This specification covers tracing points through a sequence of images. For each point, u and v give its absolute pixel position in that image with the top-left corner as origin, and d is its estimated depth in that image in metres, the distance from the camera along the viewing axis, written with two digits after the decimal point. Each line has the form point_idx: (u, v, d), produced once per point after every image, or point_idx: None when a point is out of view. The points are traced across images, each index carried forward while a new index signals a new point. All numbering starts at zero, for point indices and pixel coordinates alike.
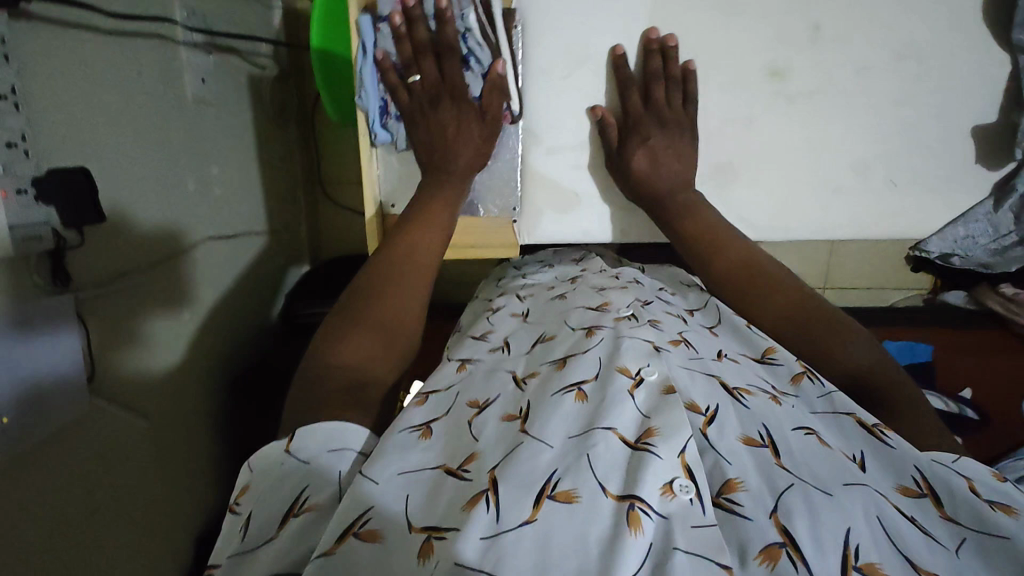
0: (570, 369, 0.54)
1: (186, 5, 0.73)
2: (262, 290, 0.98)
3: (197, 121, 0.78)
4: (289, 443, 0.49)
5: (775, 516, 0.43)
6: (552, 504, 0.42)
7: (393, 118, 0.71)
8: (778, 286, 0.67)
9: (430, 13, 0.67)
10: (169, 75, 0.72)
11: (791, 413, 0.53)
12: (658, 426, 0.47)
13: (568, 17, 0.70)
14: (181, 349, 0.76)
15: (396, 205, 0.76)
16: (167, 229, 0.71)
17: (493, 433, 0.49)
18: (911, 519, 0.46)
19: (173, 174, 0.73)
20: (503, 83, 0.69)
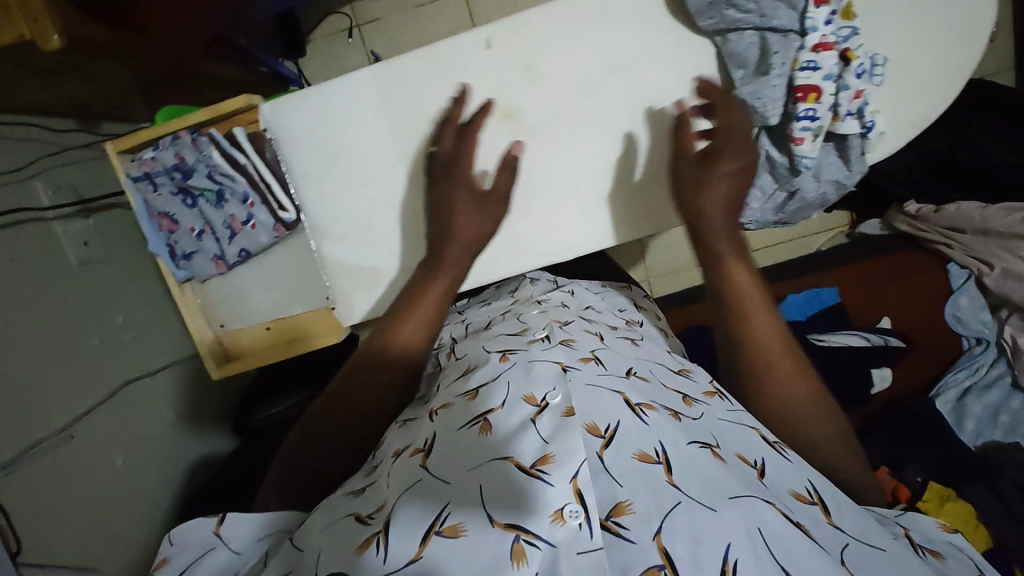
0: (481, 399, 0.54)
1: (50, 185, 0.91)
2: (207, 413, 1.17)
3: (85, 279, 0.95)
4: (218, 526, 0.54)
5: (659, 538, 0.44)
6: (438, 539, 0.45)
7: (182, 257, 0.78)
8: (789, 378, 0.61)
9: (175, 162, 0.73)
10: (48, 251, 0.89)
11: (689, 429, 0.53)
12: (553, 452, 0.47)
13: (312, 113, 0.73)
14: (126, 473, 0.94)
15: (224, 323, 0.83)
16: (86, 392, 0.90)
17: (400, 471, 0.51)
18: (798, 526, 0.48)
19: (74, 337, 0.90)
20: (271, 202, 0.75)
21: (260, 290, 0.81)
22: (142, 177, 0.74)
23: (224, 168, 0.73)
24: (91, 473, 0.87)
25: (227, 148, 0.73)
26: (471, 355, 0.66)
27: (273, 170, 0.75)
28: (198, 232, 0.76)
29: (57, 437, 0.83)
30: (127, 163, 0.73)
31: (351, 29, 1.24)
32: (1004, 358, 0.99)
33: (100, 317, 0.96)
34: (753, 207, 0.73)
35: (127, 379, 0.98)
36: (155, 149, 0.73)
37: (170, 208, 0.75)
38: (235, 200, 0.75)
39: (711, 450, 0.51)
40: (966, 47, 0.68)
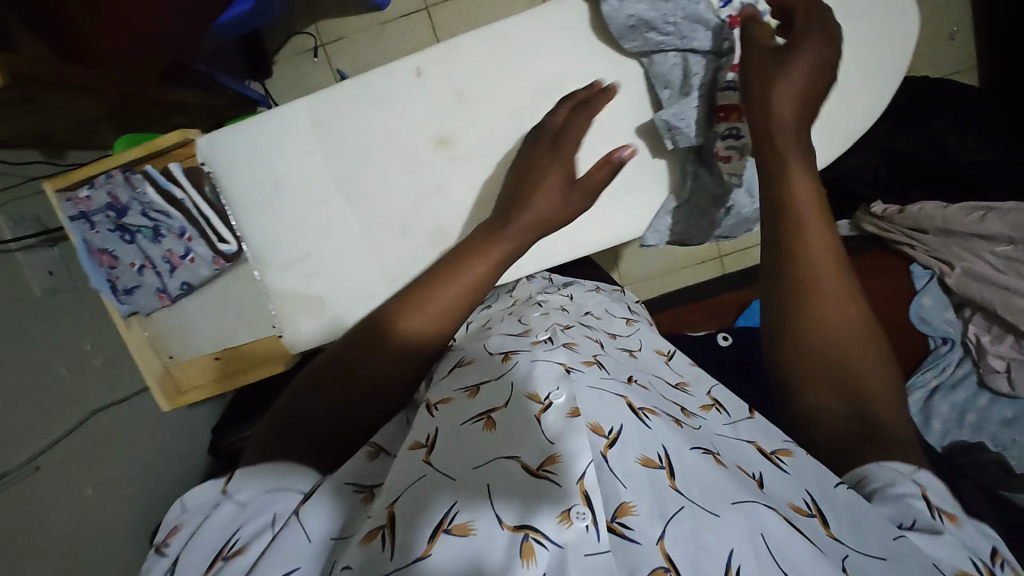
0: (482, 397, 0.51)
1: (12, 218, 0.92)
2: (184, 436, 1.17)
3: (52, 308, 0.95)
4: (227, 484, 0.50)
5: (662, 543, 0.40)
6: (448, 539, 0.40)
7: (124, 293, 0.79)
8: (839, 302, 0.58)
9: (107, 202, 0.76)
10: (13, 283, 0.90)
11: (691, 435, 0.50)
12: (560, 452, 0.44)
13: (250, 146, 0.76)
14: (98, 501, 0.94)
15: (174, 354, 0.84)
16: (53, 423, 0.90)
17: (401, 464, 0.46)
18: (803, 533, 0.43)
19: (42, 368, 0.90)
20: (208, 232, 0.78)
21: (208, 321, 0.84)
22: (78, 216, 0.75)
23: (158, 205, 0.77)
24: (60, 503, 0.87)
25: (162, 184, 0.77)
26: (468, 350, 0.61)
27: (209, 204, 0.78)
28: (138, 267, 0.79)
29: (23, 468, 0.83)
30: (63, 203, 0.74)
31: (317, 49, 1.24)
32: (969, 357, 0.98)
33: (69, 344, 0.97)
34: (687, 224, 0.81)
35: (97, 407, 0.98)
36: (91, 188, 0.76)
37: (108, 244, 0.76)
38: (171, 235, 0.78)
39: (713, 456, 0.48)
40: (886, 59, 0.75)
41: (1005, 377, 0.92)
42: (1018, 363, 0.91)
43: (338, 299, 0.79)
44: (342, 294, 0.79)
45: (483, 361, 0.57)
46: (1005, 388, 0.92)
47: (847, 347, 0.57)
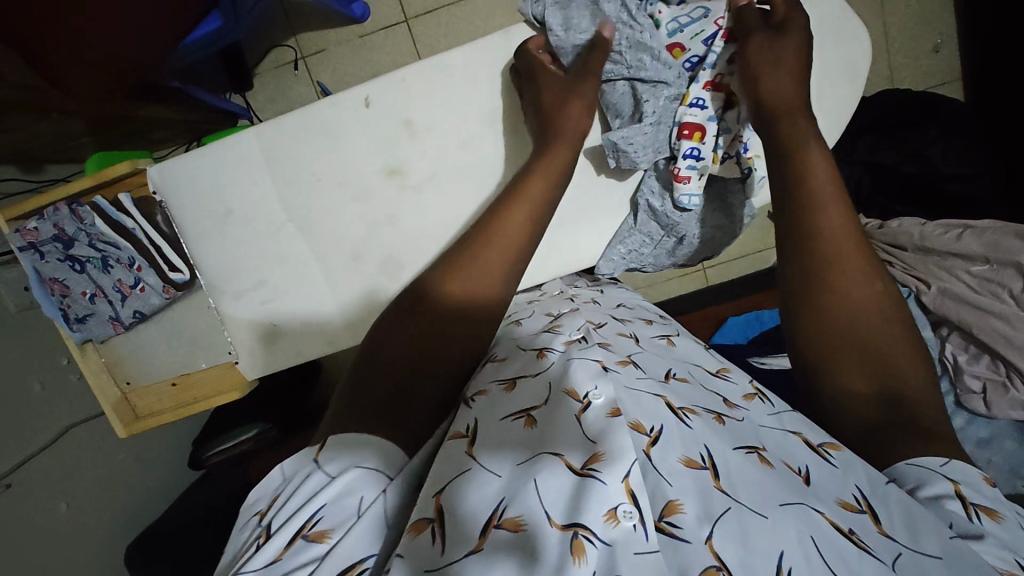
0: (518, 394, 0.51)
1: None
2: (164, 447, 1.18)
3: (28, 324, 0.96)
4: (320, 452, 0.47)
5: (711, 542, 0.40)
6: (499, 534, 0.40)
7: (77, 321, 0.79)
8: (858, 277, 0.57)
9: (53, 234, 0.76)
10: None
11: (736, 431, 0.49)
12: (603, 450, 0.43)
13: (201, 175, 0.76)
14: (75, 516, 0.95)
15: (130, 380, 0.85)
16: (29, 438, 0.91)
17: (444, 458, 0.47)
18: (849, 535, 0.42)
19: (18, 383, 0.91)
20: (157, 260, 0.78)
21: (163, 347, 0.84)
22: (27, 247, 0.76)
23: (106, 235, 0.77)
24: (30, 520, 0.87)
25: (110, 215, 0.77)
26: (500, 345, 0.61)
27: (161, 233, 0.77)
28: (90, 295, 0.79)
29: None
30: (11, 234, 0.76)
31: (297, 62, 1.25)
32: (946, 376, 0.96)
33: (44, 360, 0.97)
34: (642, 251, 0.83)
35: (71, 422, 0.99)
36: (38, 219, 0.76)
37: (59, 274, 0.78)
38: (121, 265, 0.79)
39: (758, 455, 0.47)
40: (838, 87, 0.75)
41: (981, 398, 0.90)
42: (993, 383, 0.89)
43: (294, 325, 0.80)
44: (296, 322, 0.80)
45: (513, 355, 0.57)
46: (981, 409, 0.89)
47: (871, 323, 0.56)
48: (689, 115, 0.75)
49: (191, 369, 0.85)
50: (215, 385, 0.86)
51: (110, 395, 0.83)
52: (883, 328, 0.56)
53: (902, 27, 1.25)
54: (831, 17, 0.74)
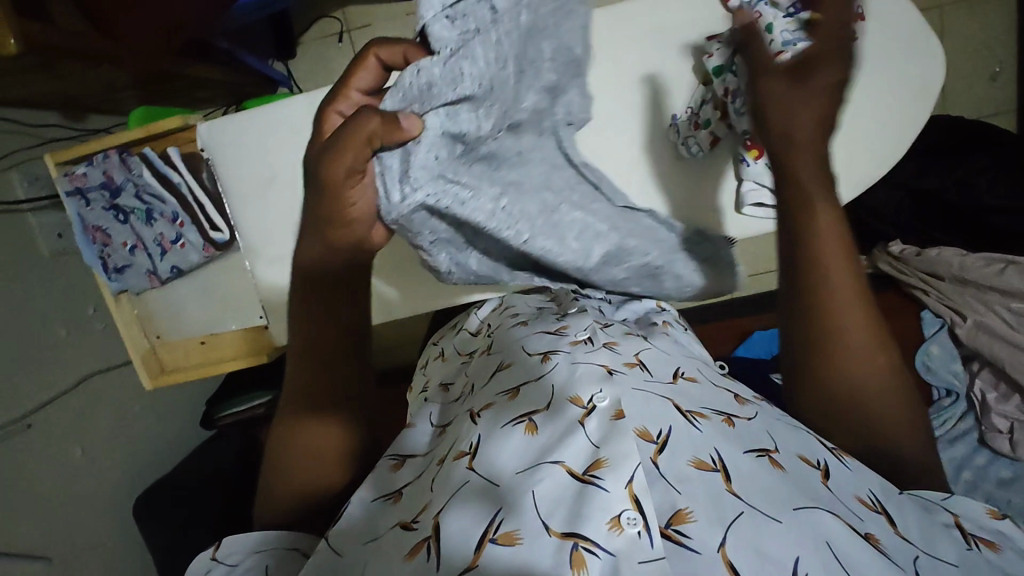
0: (523, 398, 0.51)
1: (26, 178, 0.94)
2: (181, 403, 1.19)
3: (60, 269, 0.98)
4: (215, 550, 0.50)
5: (723, 550, 0.39)
6: (495, 548, 0.41)
7: (112, 271, 0.80)
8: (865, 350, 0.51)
9: (100, 182, 0.78)
10: (23, 242, 0.92)
11: (746, 433, 0.48)
12: (606, 456, 0.43)
13: (246, 135, 0.76)
14: (88, 461, 0.96)
15: (160, 335, 0.86)
16: (52, 380, 0.92)
17: (446, 475, 0.47)
18: (867, 538, 0.42)
19: (44, 327, 0.93)
20: (197, 215, 0.78)
21: (195, 304, 0.85)
22: (74, 192, 0.78)
23: (152, 187, 0.78)
24: (46, 463, 0.89)
25: (160, 167, 0.78)
26: (506, 349, 0.61)
27: (206, 191, 0.79)
28: (130, 246, 0.81)
29: (12, 425, 0.85)
30: (60, 177, 0.77)
31: (341, 34, 1.24)
32: (972, 412, 0.94)
33: (71, 307, 0.99)
34: None
35: (93, 370, 1.00)
36: (87, 165, 0.77)
37: (102, 222, 0.79)
38: (164, 219, 0.80)
39: (769, 458, 0.46)
40: (912, 102, 0.72)
41: (1008, 438, 0.88)
42: (1021, 424, 0.87)
43: None
44: None
45: (519, 361, 0.57)
46: (1006, 449, 0.88)
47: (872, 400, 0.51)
48: None
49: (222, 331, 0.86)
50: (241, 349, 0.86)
51: (140, 345, 0.84)
52: (874, 397, 0.51)
53: (962, 53, 1.21)
54: (909, 33, 0.72)
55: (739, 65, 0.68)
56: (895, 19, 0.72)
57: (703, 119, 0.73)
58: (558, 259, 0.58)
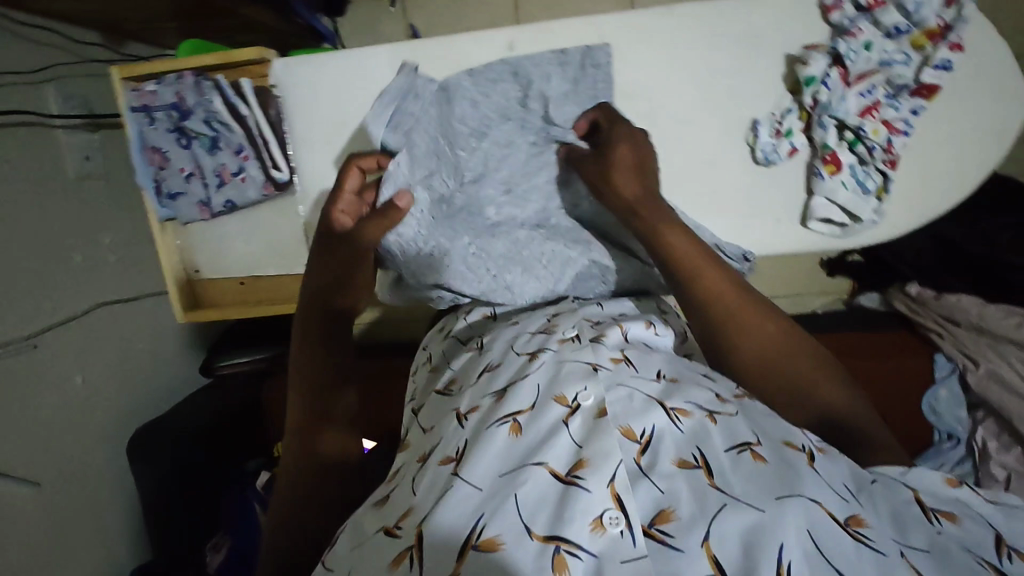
0: (507, 400, 0.50)
1: (61, 94, 0.91)
2: (183, 346, 1.17)
3: (83, 193, 0.96)
4: None
5: (707, 545, 0.39)
6: (476, 555, 0.40)
7: (168, 196, 0.81)
8: (761, 335, 0.54)
9: (170, 104, 0.76)
10: (50, 158, 0.89)
11: (729, 426, 0.47)
12: (588, 456, 0.44)
13: (322, 77, 0.74)
14: (88, 391, 0.94)
15: (198, 270, 0.85)
16: (63, 304, 0.90)
17: (431, 479, 0.47)
18: (848, 526, 0.40)
19: (61, 249, 0.91)
20: (265, 152, 0.77)
21: (236, 244, 0.83)
22: (141, 109, 0.77)
23: (221, 116, 0.76)
24: (46, 387, 0.86)
25: (230, 97, 0.76)
26: (495, 350, 0.59)
27: (271, 127, 0.77)
28: (187, 173, 0.80)
29: (20, 343, 0.83)
30: (128, 93, 0.76)
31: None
32: (969, 460, 0.97)
33: (88, 233, 0.96)
34: None
35: (101, 300, 0.98)
36: (159, 84, 0.76)
37: (163, 144, 0.78)
38: (228, 150, 0.78)
39: (752, 451, 0.45)
40: (986, 141, 0.68)
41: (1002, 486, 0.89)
42: (1018, 475, 0.87)
43: None
44: None
45: (502, 366, 0.56)
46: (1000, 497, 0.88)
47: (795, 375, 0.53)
48: (840, 144, 0.68)
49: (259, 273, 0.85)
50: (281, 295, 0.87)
51: (178, 279, 0.84)
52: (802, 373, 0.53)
53: None
54: (993, 70, 0.67)
55: (834, 76, 0.66)
56: (982, 56, 0.67)
57: (786, 127, 0.69)
58: (525, 287, 0.65)
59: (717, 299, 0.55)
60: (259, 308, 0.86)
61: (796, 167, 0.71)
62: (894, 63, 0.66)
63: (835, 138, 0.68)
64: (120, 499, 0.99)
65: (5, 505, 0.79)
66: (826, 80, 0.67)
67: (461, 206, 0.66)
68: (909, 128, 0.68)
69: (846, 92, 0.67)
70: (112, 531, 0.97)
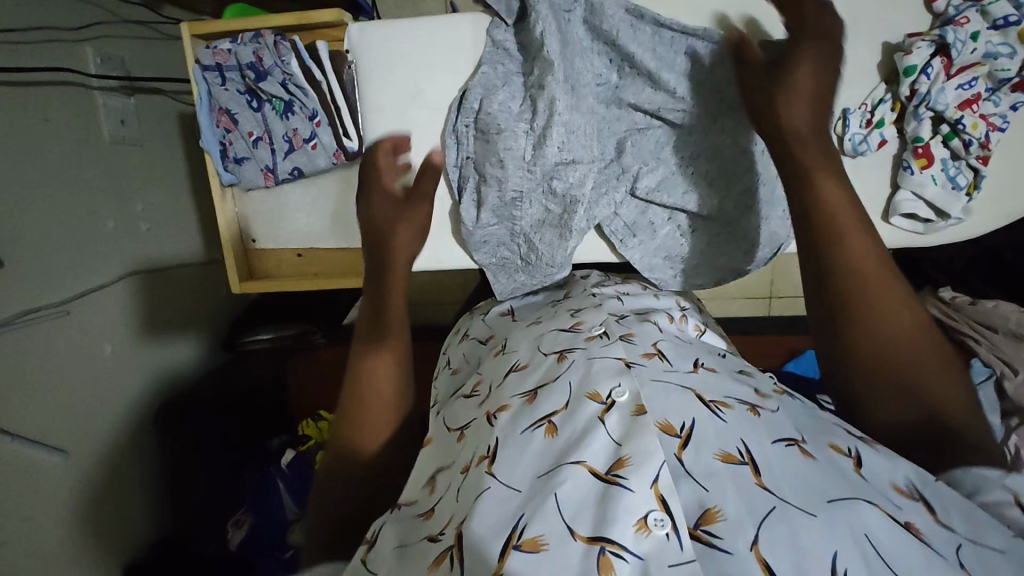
0: (540, 402, 0.48)
1: (99, 54, 0.89)
2: (206, 320, 1.15)
3: (117, 158, 0.93)
4: None
5: (757, 548, 0.35)
6: (518, 555, 0.37)
7: (232, 160, 0.80)
8: (891, 315, 0.53)
9: (246, 63, 0.74)
10: (87, 119, 0.87)
11: (773, 423, 0.44)
12: (629, 455, 0.40)
13: (398, 45, 0.74)
14: (115, 361, 0.92)
15: (257, 240, 0.85)
16: (94, 271, 0.88)
17: (468, 484, 0.45)
18: (907, 527, 0.37)
19: (95, 214, 0.89)
20: (342, 121, 0.76)
21: (298, 212, 0.83)
22: (213, 68, 0.76)
23: (298, 79, 0.74)
24: (74, 355, 0.84)
25: (306, 59, 0.74)
26: (520, 351, 0.59)
27: (346, 96, 0.76)
28: (255, 138, 0.78)
29: (52, 308, 0.80)
30: (203, 50, 0.75)
31: None
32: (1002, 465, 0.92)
33: (121, 199, 0.94)
34: None
35: (131, 270, 0.96)
36: (234, 43, 0.75)
37: (232, 105, 0.77)
38: (302, 114, 0.76)
39: (799, 447, 0.42)
40: None
41: None
42: None
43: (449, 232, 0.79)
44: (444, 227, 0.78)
45: (535, 364, 0.55)
46: None
47: (913, 362, 0.52)
48: (932, 139, 0.69)
49: (318, 245, 0.84)
50: (339, 268, 0.85)
51: (236, 248, 0.84)
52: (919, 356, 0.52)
53: None
54: None
55: (936, 66, 0.66)
56: None
57: (878, 117, 0.70)
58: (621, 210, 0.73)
59: (861, 271, 0.54)
60: (314, 279, 0.83)
61: (884, 159, 0.73)
62: (999, 57, 0.66)
63: (929, 131, 0.69)
64: (142, 472, 0.98)
65: (31, 474, 0.77)
66: (927, 70, 0.67)
67: (556, 183, 0.70)
68: (1005, 124, 0.69)
69: (946, 84, 0.67)
70: (134, 503, 0.96)
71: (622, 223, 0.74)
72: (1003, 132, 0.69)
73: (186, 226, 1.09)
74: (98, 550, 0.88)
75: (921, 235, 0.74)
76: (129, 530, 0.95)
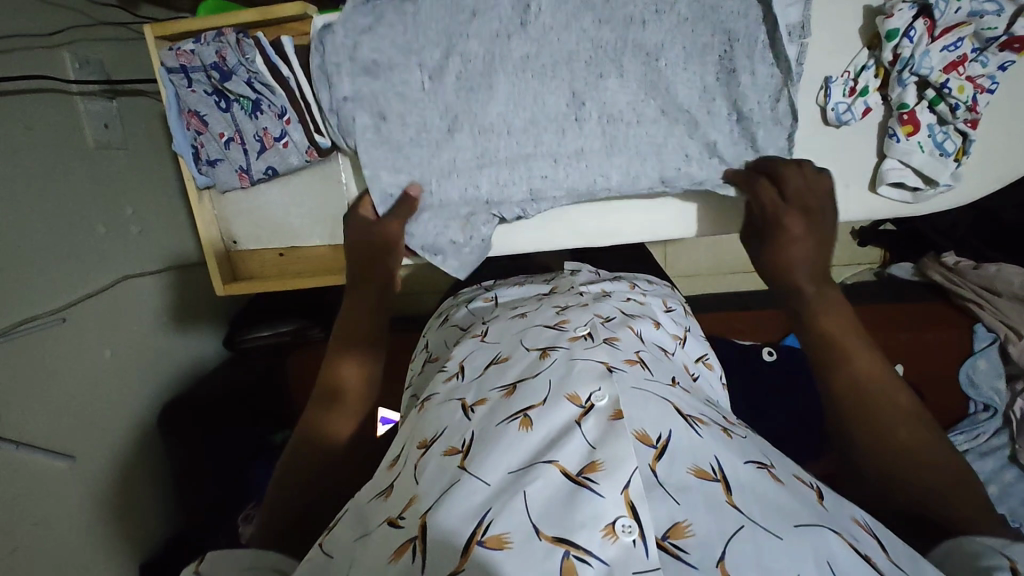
0: (518, 397, 0.49)
1: (77, 58, 0.88)
2: (205, 321, 1.17)
3: (103, 162, 0.93)
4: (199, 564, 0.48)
5: (722, 564, 0.36)
6: (481, 552, 0.38)
7: (206, 164, 0.80)
8: (895, 418, 0.55)
9: (209, 64, 0.73)
10: (70, 126, 0.87)
11: (744, 447, 0.46)
12: (602, 459, 0.42)
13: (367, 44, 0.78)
14: (118, 367, 0.94)
15: (237, 241, 0.87)
16: (88, 277, 0.89)
17: (433, 471, 0.45)
18: (865, 558, 0.38)
19: (84, 220, 0.89)
20: (310, 118, 0.76)
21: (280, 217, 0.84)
22: (178, 70, 0.75)
23: (263, 78, 0.73)
24: (78, 363, 0.86)
25: (270, 56, 0.72)
26: (502, 342, 0.59)
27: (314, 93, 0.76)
28: (227, 139, 0.78)
29: (49, 316, 0.81)
30: (166, 53, 0.74)
31: None
32: (1006, 430, 0.93)
33: (109, 205, 0.94)
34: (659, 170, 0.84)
35: (127, 274, 0.96)
36: (197, 43, 0.73)
37: (201, 106, 0.77)
38: (271, 113, 0.76)
39: (768, 471, 0.44)
40: None
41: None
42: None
43: None
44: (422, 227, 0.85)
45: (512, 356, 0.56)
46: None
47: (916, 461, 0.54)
48: (919, 105, 0.70)
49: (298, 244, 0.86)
50: (318, 267, 0.88)
51: (218, 251, 0.85)
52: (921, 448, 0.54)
53: None
54: None
55: (920, 29, 0.66)
56: None
57: (861, 85, 0.72)
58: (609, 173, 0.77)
59: (861, 386, 0.58)
60: (296, 278, 0.86)
61: (869, 128, 0.75)
62: (985, 16, 0.65)
63: (915, 97, 0.69)
64: (150, 474, 0.99)
65: (46, 481, 0.79)
66: (910, 33, 0.66)
67: (527, 151, 0.77)
68: (994, 86, 0.69)
69: (930, 47, 0.66)
70: (145, 505, 0.98)
71: (620, 183, 0.78)
72: (992, 94, 0.70)
73: (178, 228, 1.10)
74: (115, 550, 0.91)
75: (909, 203, 0.77)
76: (142, 530, 0.97)
